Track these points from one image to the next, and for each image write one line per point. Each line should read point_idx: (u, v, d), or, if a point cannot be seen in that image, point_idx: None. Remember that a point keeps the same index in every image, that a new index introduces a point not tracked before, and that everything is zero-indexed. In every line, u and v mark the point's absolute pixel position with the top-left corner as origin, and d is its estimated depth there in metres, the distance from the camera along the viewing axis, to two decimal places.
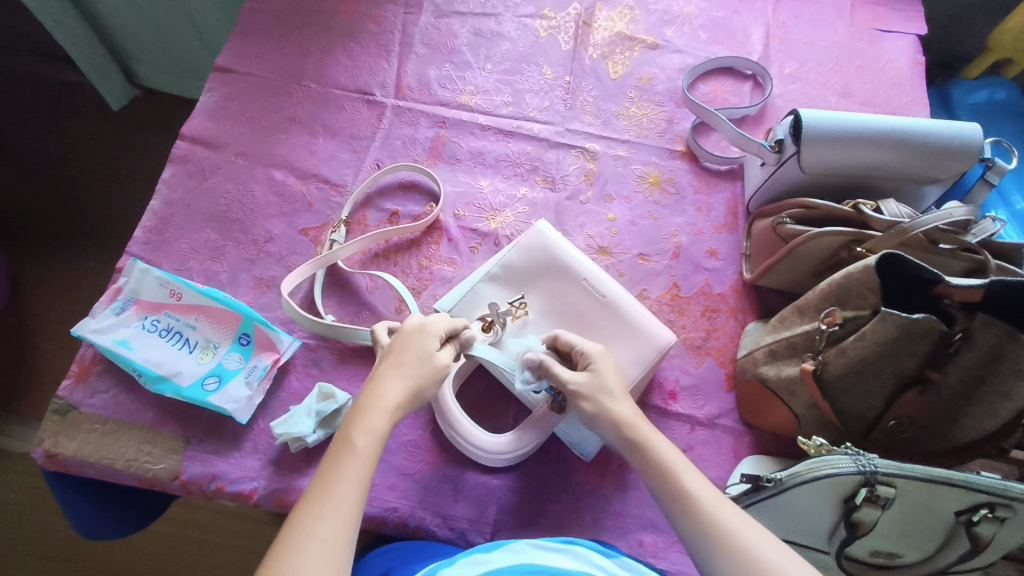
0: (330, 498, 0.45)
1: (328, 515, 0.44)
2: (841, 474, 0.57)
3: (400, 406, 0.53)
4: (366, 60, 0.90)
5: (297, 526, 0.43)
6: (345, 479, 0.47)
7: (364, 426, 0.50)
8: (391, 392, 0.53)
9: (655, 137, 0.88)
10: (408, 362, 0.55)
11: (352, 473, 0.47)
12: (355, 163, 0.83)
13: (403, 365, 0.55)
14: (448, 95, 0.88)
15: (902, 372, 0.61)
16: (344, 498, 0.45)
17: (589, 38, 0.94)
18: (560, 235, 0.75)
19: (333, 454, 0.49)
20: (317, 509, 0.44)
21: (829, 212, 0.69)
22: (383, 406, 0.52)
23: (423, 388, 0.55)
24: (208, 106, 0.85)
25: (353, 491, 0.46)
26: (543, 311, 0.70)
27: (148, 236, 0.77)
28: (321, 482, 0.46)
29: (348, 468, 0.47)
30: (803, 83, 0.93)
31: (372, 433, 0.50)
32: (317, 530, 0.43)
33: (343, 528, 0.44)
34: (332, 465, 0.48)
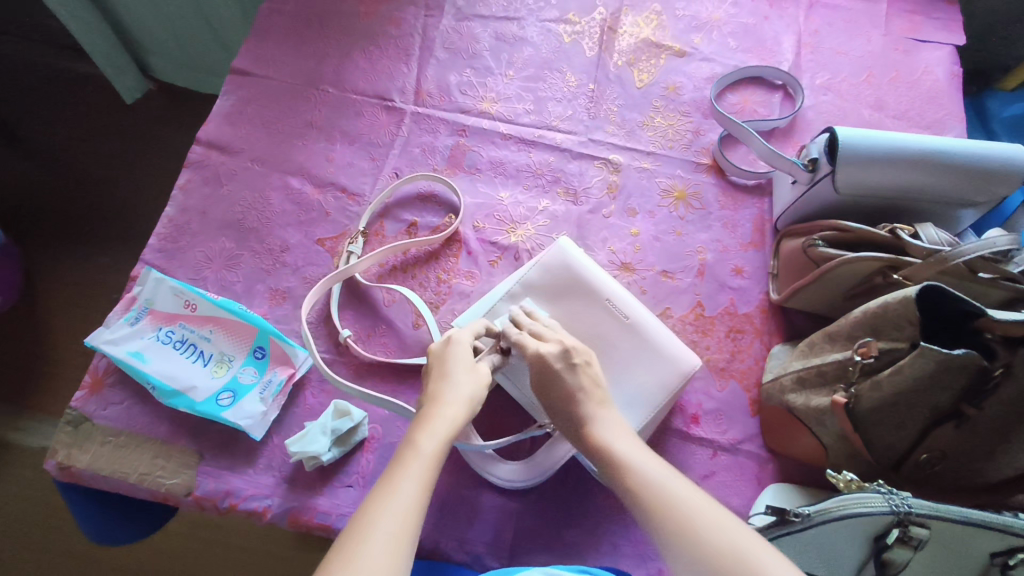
0: (394, 496, 0.45)
1: (391, 512, 0.44)
2: (873, 513, 0.55)
3: (461, 414, 0.53)
4: (386, 65, 0.88)
5: (360, 522, 0.43)
6: (411, 479, 0.47)
7: (429, 431, 0.51)
8: (453, 400, 0.54)
9: (680, 149, 0.86)
10: (456, 372, 0.56)
11: (418, 475, 0.47)
12: (373, 171, 0.82)
13: (452, 376, 0.56)
14: (469, 102, 0.86)
15: (937, 406, 0.59)
16: (405, 496, 0.45)
17: (614, 45, 0.91)
18: (582, 252, 0.73)
19: (400, 457, 0.49)
20: (381, 503, 0.45)
21: (864, 236, 0.66)
22: (446, 413, 0.53)
23: (477, 394, 0.55)
24: (225, 110, 0.83)
25: (415, 491, 0.46)
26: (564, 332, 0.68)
27: (164, 244, 0.76)
28: (386, 482, 0.46)
29: (411, 468, 0.47)
30: (834, 94, 0.90)
31: (435, 437, 0.50)
32: (382, 524, 0.43)
33: (406, 526, 0.44)
34: (396, 467, 0.48)
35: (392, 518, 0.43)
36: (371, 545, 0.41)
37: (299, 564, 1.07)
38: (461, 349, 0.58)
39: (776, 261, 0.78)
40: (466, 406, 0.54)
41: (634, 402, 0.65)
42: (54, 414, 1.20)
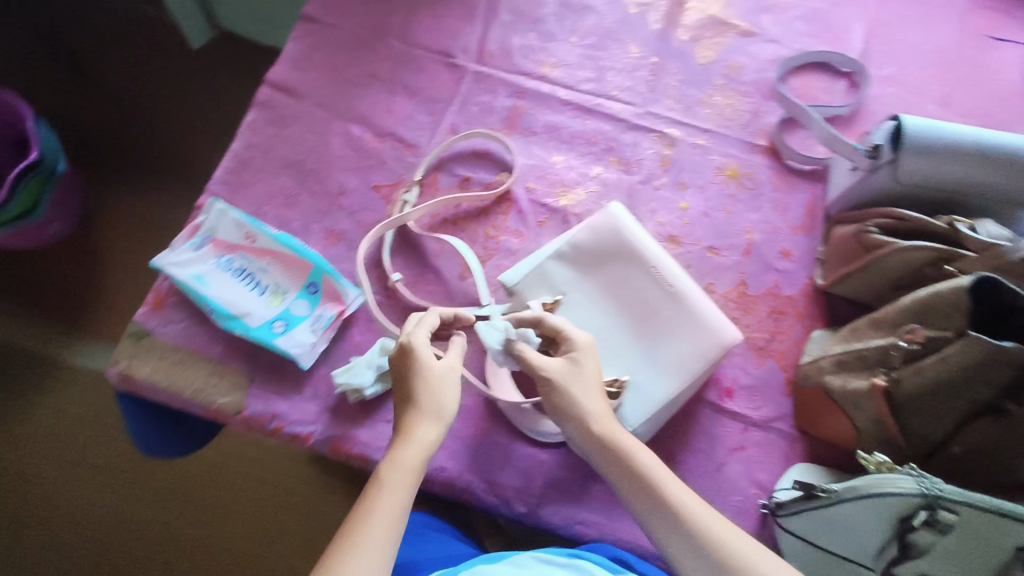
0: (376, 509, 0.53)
1: (378, 512, 0.53)
2: (901, 493, 0.56)
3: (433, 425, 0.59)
4: (452, 23, 0.89)
5: (354, 520, 0.52)
6: (392, 481, 0.55)
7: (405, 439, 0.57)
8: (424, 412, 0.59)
9: (737, 129, 0.86)
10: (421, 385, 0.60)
11: (395, 487, 0.54)
12: (432, 126, 0.83)
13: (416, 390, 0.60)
14: (530, 66, 0.87)
15: (976, 399, 0.58)
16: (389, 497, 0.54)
17: (680, 20, 0.91)
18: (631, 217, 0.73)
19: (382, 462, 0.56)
20: (367, 507, 0.53)
21: (920, 225, 0.66)
22: (421, 423, 0.58)
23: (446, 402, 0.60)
24: (293, 54, 0.86)
25: (392, 502, 0.53)
26: (607, 297, 0.69)
27: (228, 177, 0.79)
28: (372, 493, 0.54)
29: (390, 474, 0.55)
30: (900, 87, 0.89)
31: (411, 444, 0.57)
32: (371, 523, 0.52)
33: (389, 524, 0.52)
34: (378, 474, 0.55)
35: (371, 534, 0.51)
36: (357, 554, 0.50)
37: (324, 503, 1.12)
38: (425, 358, 0.61)
39: (826, 247, 0.79)
40: (439, 423, 0.59)
41: (669, 369, 0.66)
42: (101, 339, 1.26)
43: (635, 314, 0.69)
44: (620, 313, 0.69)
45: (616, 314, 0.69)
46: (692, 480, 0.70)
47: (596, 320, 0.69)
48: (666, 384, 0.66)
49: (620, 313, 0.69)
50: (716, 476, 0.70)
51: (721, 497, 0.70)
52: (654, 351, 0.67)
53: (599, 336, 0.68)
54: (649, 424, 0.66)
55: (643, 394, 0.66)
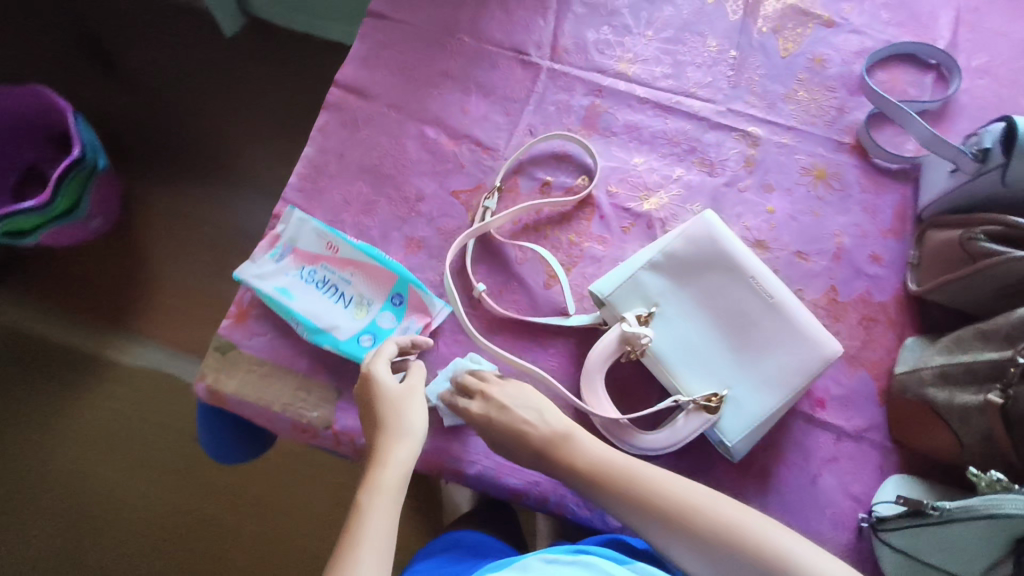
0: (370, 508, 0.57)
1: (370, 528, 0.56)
2: (1022, 516, 0.53)
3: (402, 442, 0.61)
4: (523, 17, 0.86)
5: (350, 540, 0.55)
6: (377, 499, 0.57)
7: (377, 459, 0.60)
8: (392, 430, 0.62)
9: (823, 126, 0.82)
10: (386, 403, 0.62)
11: (386, 486, 0.59)
12: (508, 127, 0.81)
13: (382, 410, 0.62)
14: (606, 62, 0.84)
15: None
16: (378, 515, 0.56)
17: (760, 10, 0.87)
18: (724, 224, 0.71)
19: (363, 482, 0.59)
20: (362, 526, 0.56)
21: None
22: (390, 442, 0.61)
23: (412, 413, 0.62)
24: (362, 53, 0.83)
25: (381, 519, 0.56)
26: (704, 308, 0.67)
27: (303, 183, 0.77)
28: (364, 492, 0.58)
29: (375, 495, 0.58)
30: (992, 79, 0.85)
31: (385, 462, 0.60)
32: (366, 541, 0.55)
33: (382, 538, 0.55)
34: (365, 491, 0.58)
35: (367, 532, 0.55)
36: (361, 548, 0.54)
37: None
38: (382, 374, 0.63)
39: (920, 252, 0.76)
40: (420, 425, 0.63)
41: (771, 384, 0.65)
42: (148, 335, 1.26)
43: (733, 325, 0.67)
44: (717, 325, 0.67)
45: (712, 326, 0.67)
46: (787, 492, 0.69)
47: (692, 332, 0.67)
48: (768, 399, 0.64)
49: (717, 325, 0.67)
50: (811, 489, 0.69)
51: (817, 509, 0.69)
52: (754, 365, 0.65)
53: (695, 349, 0.66)
54: (749, 439, 0.65)
55: (744, 408, 0.65)
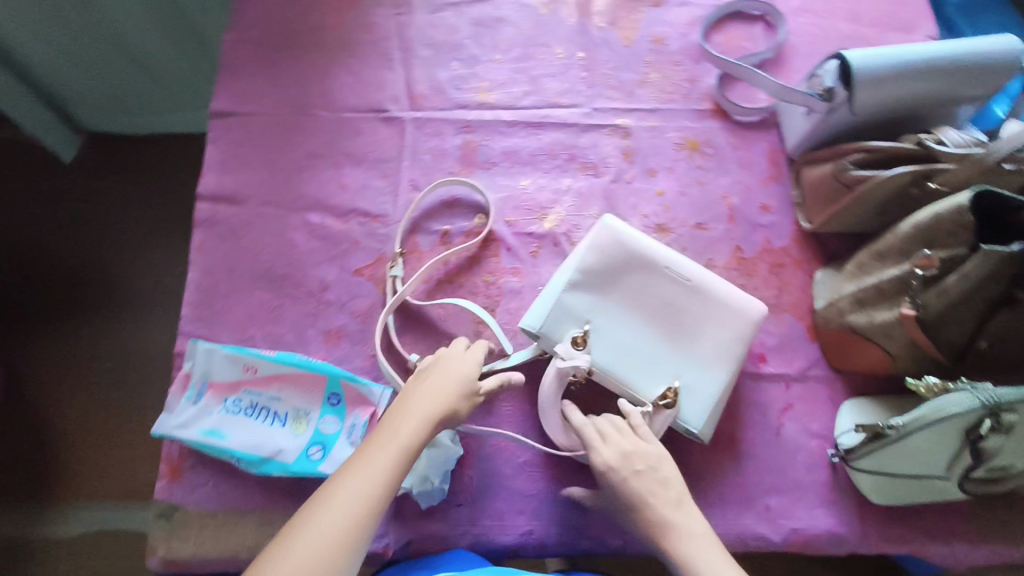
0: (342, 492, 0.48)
1: (339, 512, 0.47)
2: (965, 412, 0.59)
3: (428, 421, 0.55)
4: (370, 76, 0.84)
5: (310, 515, 0.47)
6: (375, 476, 0.50)
7: (398, 431, 0.53)
8: (428, 406, 0.55)
9: (682, 100, 0.86)
10: (437, 382, 0.57)
11: (376, 474, 0.50)
12: (390, 189, 0.79)
13: (432, 384, 0.57)
14: (465, 96, 0.84)
15: (993, 298, 0.62)
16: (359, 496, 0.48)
17: (592, 8, 0.90)
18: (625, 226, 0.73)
19: (368, 447, 0.52)
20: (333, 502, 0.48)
21: (894, 152, 0.69)
22: (419, 417, 0.54)
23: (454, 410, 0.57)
24: (218, 158, 0.79)
25: (361, 504, 0.48)
26: (633, 310, 0.69)
27: (198, 311, 0.72)
28: (343, 473, 0.50)
29: (377, 464, 0.50)
30: (811, 15, 0.91)
31: (404, 438, 0.53)
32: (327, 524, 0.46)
33: (346, 532, 0.47)
34: (362, 461, 0.51)
35: (324, 522, 0.46)
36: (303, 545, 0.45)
37: None
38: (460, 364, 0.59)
39: (800, 190, 0.81)
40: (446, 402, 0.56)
41: (716, 360, 0.67)
42: (73, 502, 1.13)
43: (664, 316, 0.68)
44: (649, 321, 0.68)
45: (645, 324, 0.68)
46: (759, 452, 0.72)
47: (628, 336, 0.68)
48: (718, 376, 0.67)
49: (649, 321, 0.68)
50: (779, 441, 0.72)
51: (790, 458, 0.72)
52: (694, 348, 0.68)
53: (636, 351, 0.67)
54: (711, 419, 0.66)
55: (698, 392, 0.66)
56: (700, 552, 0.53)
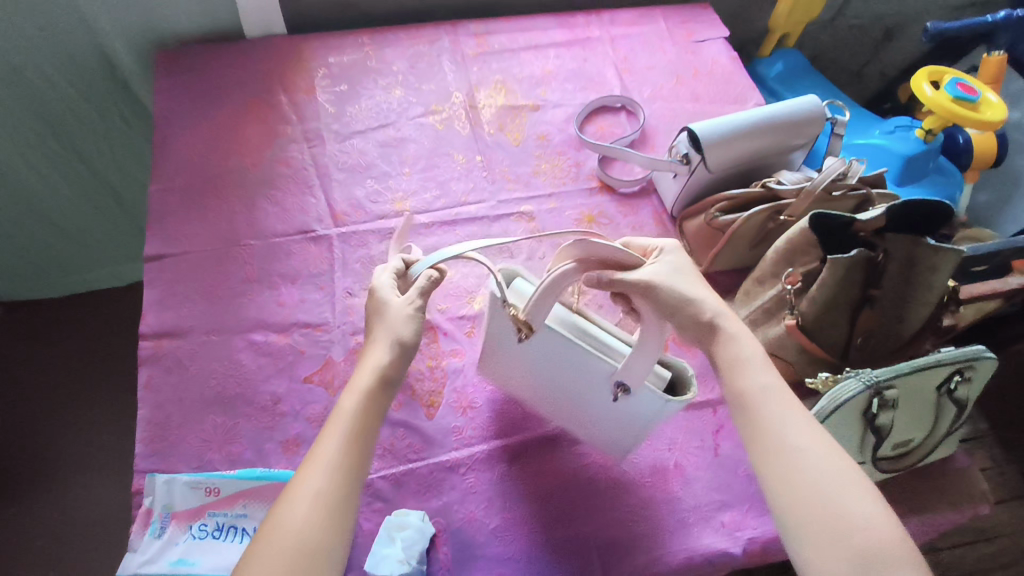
0: (295, 496, 0.53)
1: (302, 499, 0.53)
2: (856, 396, 0.69)
3: (375, 369, 0.61)
4: (294, 203, 0.93)
5: (280, 508, 0.53)
6: (333, 442, 0.56)
7: (350, 391, 0.59)
8: (369, 354, 0.62)
9: (572, 183, 0.99)
10: (376, 323, 0.64)
11: (328, 461, 0.55)
12: (327, 299, 0.85)
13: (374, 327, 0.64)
14: (383, 208, 0.94)
15: (853, 299, 0.77)
16: (317, 478, 0.54)
17: (480, 119, 1.05)
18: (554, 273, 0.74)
19: (330, 421, 0.58)
20: (299, 486, 0.54)
21: (748, 196, 0.84)
22: (364, 367, 0.61)
23: (395, 331, 0.63)
24: (155, 297, 0.83)
25: (321, 483, 0.54)
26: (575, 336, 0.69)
27: (152, 446, 0.73)
28: (308, 461, 0.56)
29: (332, 432, 0.57)
30: (662, 100, 1.10)
31: (354, 395, 0.59)
32: (296, 510, 0.52)
33: (309, 512, 0.52)
34: (325, 433, 0.57)
35: (289, 523, 0.51)
36: (276, 544, 0.50)
37: None
38: (382, 294, 0.66)
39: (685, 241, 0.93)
40: (394, 349, 0.62)
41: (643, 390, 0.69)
42: None
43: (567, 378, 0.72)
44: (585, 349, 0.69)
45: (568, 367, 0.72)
46: (704, 473, 0.78)
47: (554, 364, 0.70)
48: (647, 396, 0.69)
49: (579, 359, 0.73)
50: (718, 460, 0.79)
51: (731, 473, 0.79)
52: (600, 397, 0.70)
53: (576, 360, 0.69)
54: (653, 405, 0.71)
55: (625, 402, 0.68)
56: (748, 347, 0.63)
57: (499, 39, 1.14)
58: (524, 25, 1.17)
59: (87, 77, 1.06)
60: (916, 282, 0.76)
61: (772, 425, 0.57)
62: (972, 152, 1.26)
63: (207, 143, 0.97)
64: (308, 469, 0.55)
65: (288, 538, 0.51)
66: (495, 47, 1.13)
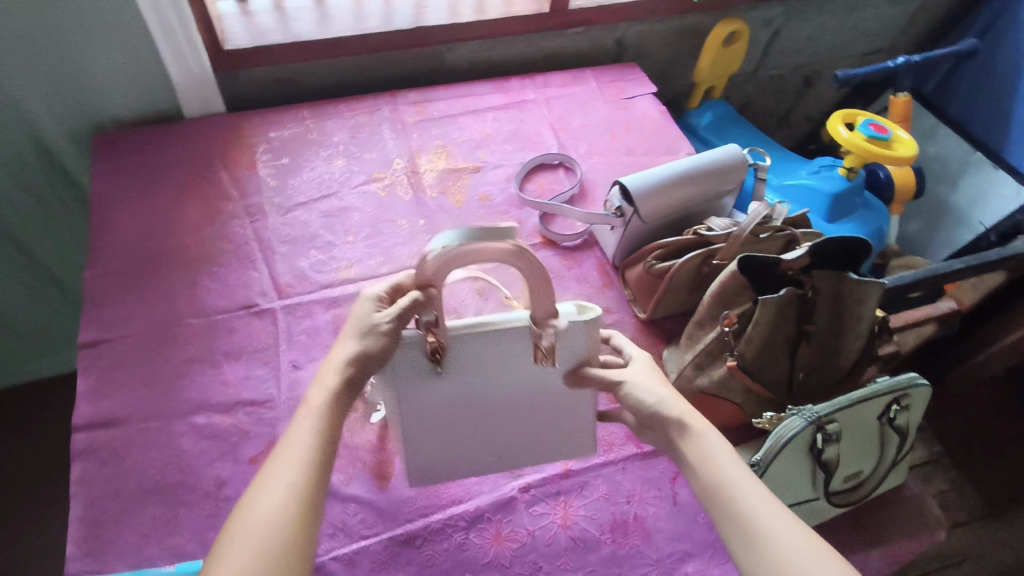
0: (238, 533, 0.45)
1: (252, 504, 0.47)
2: (800, 432, 0.70)
3: (344, 362, 0.56)
4: (236, 279, 0.93)
5: (230, 522, 0.46)
6: (303, 433, 0.51)
7: (318, 386, 0.55)
8: (341, 350, 0.58)
9: (516, 240, 1.01)
10: (348, 329, 0.59)
11: (285, 479, 0.48)
12: (272, 374, 0.84)
13: (345, 334, 0.59)
14: (328, 277, 0.95)
15: (789, 336, 0.80)
16: (279, 481, 0.48)
17: (422, 183, 1.07)
18: (485, 334, 0.65)
19: (296, 418, 0.53)
20: (251, 491, 0.48)
21: (682, 243, 0.87)
22: (332, 364, 0.56)
23: (366, 343, 0.57)
24: (91, 386, 0.80)
25: (287, 476, 0.48)
26: (491, 378, 0.69)
27: (84, 547, 0.69)
28: (272, 461, 0.50)
29: (302, 423, 0.52)
30: (597, 155, 1.15)
31: (322, 389, 0.55)
32: (245, 518, 0.46)
33: (267, 518, 0.46)
34: (292, 427, 0.52)
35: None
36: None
37: None
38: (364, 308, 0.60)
39: (630, 289, 0.94)
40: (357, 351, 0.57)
41: (548, 418, 0.73)
42: None
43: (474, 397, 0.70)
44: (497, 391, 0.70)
45: (502, 396, 0.71)
46: (667, 524, 0.76)
47: (479, 404, 0.70)
48: (552, 421, 0.74)
49: (519, 395, 0.71)
50: (679, 509, 0.78)
51: (693, 522, 0.77)
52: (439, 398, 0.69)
53: (488, 363, 0.67)
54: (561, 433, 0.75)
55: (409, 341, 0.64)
56: (726, 445, 0.54)
57: (438, 106, 1.19)
58: (461, 91, 1.21)
59: (22, 164, 1.05)
60: (846, 316, 0.80)
61: (768, 529, 0.48)
62: (893, 186, 1.34)
63: (146, 223, 0.97)
64: (245, 501, 0.47)
65: None
66: (434, 113, 1.17)
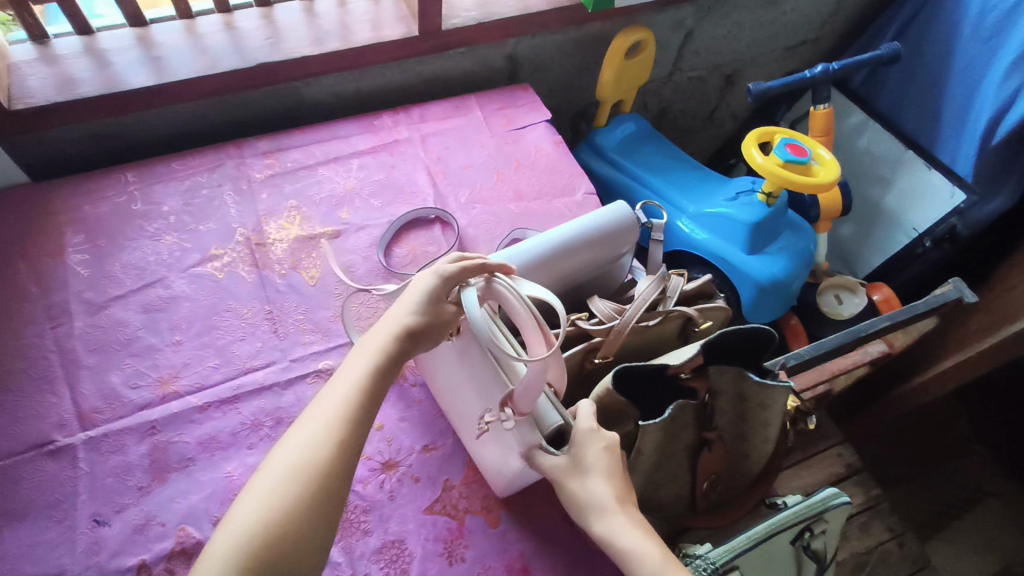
0: (261, 480, 0.50)
1: (283, 454, 0.51)
2: None
3: (386, 340, 0.58)
4: (27, 409, 0.75)
5: (259, 472, 0.51)
6: (336, 398, 0.55)
7: (357, 357, 0.58)
8: (388, 324, 0.59)
9: None
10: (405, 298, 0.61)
11: (316, 434, 0.52)
12: (65, 537, 0.68)
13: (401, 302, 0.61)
14: (146, 394, 0.78)
15: (686, 449, 0.67)
16: (309, 436, 0.52)
17: (269, 257, 0.90)
18: (472, 355, 0.63)
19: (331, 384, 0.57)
20: (279, 448, 0.52)
21: (559, 336, 0.72)
22: (377, 338, 0.58)
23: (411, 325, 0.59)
24: None
25: (318, 434, 0.52)
26: (456, 390, 0.67)
27: None
28: (303, 418, 0.54)
29: (336, 387, 0.56)
30: (481, 204, 0.99)
31: (361, 363, 0.57)
32: (269, 470, 0.51)
33: (294, 469, 0.50)
34: (325, 391, 0.56)
35: (235, 530, 0.47)
36: (221, 551, 0.46)
37: None
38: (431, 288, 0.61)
39: None
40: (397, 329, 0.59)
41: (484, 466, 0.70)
42: None
43: (462, 401, 0.68)
44: (455, 401, 0.69)
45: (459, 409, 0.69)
46: None
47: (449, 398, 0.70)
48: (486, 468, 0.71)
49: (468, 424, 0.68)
50: None
51: None
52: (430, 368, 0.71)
53: (459, 377, 0.66)
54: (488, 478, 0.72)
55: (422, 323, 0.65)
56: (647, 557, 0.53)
57: (293, 155, 1.01)
58: (321, 135, 1.04)
59: None
60: (751, 418, 0.68)
61: None
62: (818, 205, 1.23)
63: None
64: (275, 451, 0.52)
65: (229, 535, 0.47)
66: (287, 165, 1.00)
